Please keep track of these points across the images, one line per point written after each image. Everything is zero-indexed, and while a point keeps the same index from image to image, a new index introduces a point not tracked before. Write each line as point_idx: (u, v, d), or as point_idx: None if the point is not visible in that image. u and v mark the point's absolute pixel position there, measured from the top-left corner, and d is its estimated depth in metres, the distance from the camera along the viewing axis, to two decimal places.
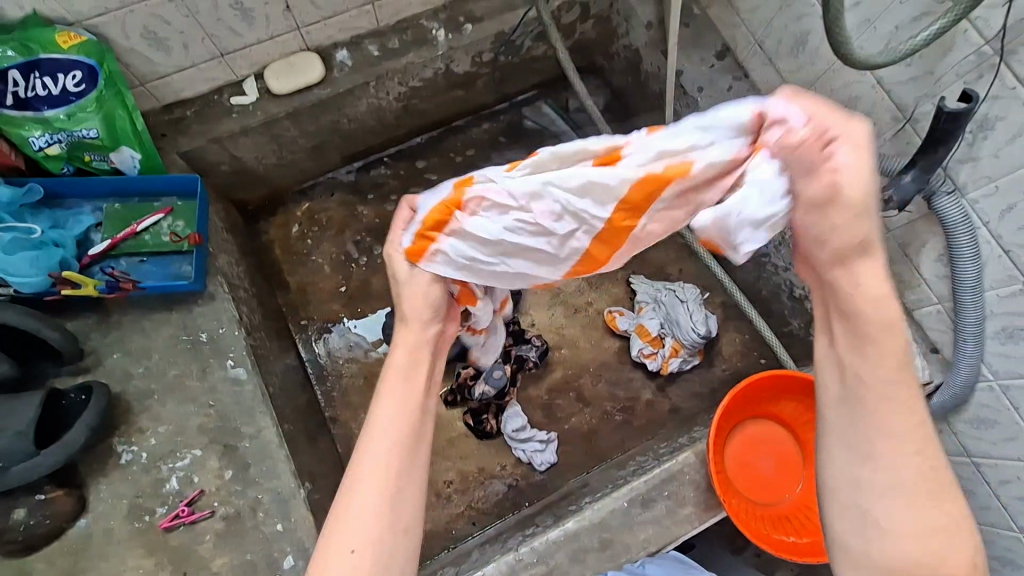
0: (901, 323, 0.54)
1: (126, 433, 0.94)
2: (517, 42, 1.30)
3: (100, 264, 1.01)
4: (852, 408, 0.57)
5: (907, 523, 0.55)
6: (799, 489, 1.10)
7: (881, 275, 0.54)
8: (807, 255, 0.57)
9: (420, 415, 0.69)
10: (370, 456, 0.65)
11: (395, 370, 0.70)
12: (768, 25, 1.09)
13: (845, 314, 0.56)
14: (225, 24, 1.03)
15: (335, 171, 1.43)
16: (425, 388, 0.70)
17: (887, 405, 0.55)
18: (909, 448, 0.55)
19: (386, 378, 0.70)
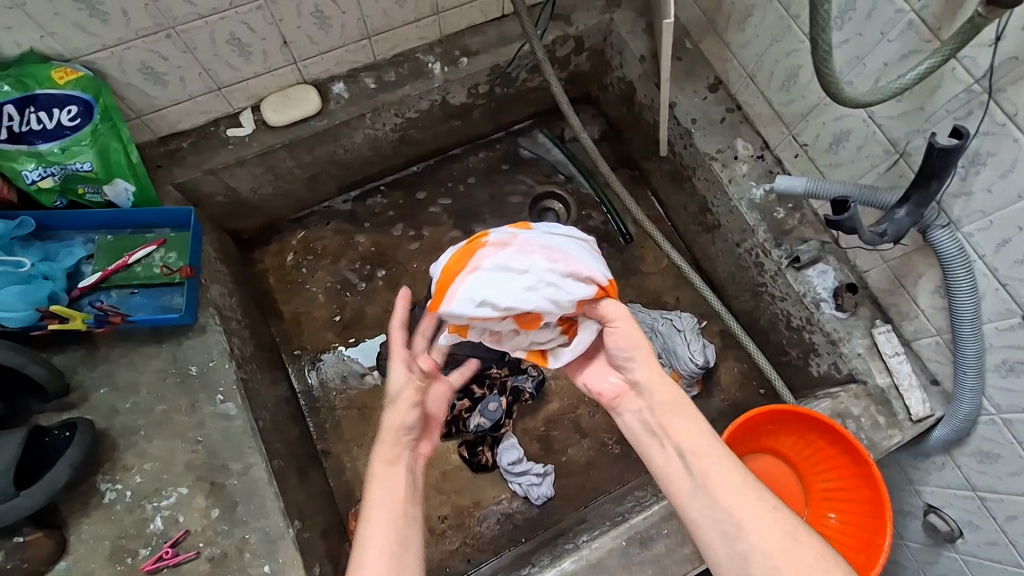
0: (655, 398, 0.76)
1: (110, 471, 0.91)
2: (513, 74, 1.32)
3: (90, 297, 1.01)
4: (700, 493, 0.69)
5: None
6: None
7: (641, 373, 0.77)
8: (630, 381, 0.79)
9: (402, 514, 0.72)
10: (364, 573, 0.66)
11: (375, 484, 0.74)
12: (759, 59, 1.11)
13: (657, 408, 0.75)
14: (222, 58, 1.04)
15: (330, 200, 1.44)
16: (408, 494, 0.74)
17: (762, 531, 0.65)
18: (743, 503, 0.67)
19: (368, 491, 0.74)
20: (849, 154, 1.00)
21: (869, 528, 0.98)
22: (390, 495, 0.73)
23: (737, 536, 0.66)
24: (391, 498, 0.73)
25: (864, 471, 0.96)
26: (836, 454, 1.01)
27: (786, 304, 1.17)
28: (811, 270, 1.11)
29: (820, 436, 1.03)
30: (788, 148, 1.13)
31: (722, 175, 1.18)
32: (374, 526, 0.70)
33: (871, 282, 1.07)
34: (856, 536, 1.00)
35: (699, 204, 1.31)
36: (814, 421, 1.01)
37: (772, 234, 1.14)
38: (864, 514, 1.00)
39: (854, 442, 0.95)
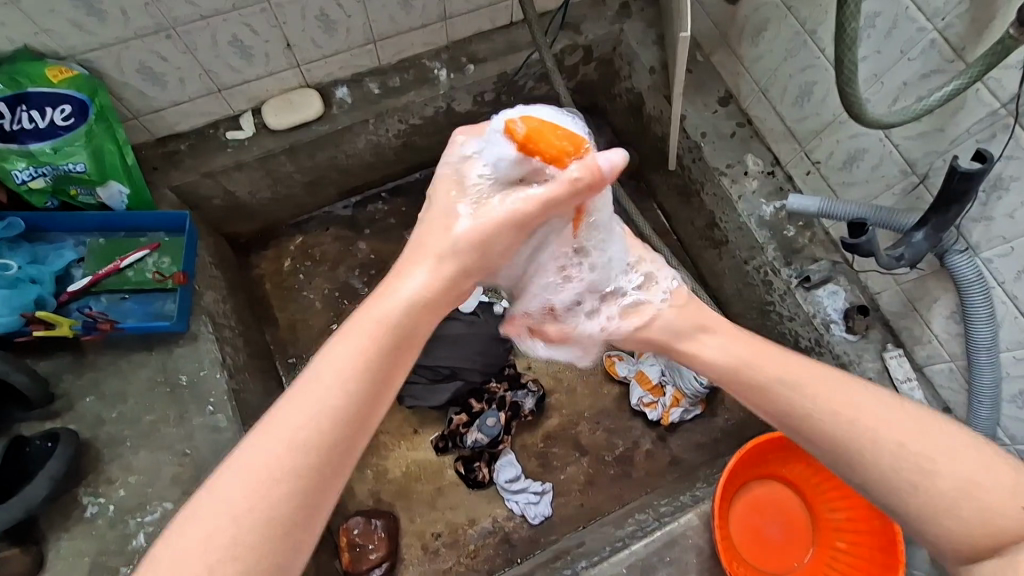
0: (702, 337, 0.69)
1: (93, 484, 0.88)
2: (520, 82, 1.29)
3: (79, 302, 0.97)
4: (797, 431, 0.60)
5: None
6: (807, 559, 1.04)
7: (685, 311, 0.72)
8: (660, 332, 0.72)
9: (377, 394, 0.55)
10: (276, 432, 0.50)
11: (354, 327, 0.56)
12: (772, 74, 1.08)
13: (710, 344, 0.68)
14: (224, 60, 1.02)
15: (330, 206, 1.41)
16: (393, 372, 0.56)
17: (883, 448, 0.55)
18: (848, 424, 0.56)
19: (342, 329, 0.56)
20: (863, 173, 0.98)
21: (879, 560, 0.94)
22: (376, 365, 0.55)
23: (897, 456, 0.54)
24: (368, 361, 0.54)
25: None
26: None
27: (793, 324, 1.13)
28: (822, 290, 1.08)
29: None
30: (800, 164, 1.11)
31: (732, 191, 1.16)
32: (330, 377, 0.52)
33: (882, 304, 1.05)
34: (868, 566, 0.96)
35: (706, 219, 1.28)
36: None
37: (782, 252, 1.11)
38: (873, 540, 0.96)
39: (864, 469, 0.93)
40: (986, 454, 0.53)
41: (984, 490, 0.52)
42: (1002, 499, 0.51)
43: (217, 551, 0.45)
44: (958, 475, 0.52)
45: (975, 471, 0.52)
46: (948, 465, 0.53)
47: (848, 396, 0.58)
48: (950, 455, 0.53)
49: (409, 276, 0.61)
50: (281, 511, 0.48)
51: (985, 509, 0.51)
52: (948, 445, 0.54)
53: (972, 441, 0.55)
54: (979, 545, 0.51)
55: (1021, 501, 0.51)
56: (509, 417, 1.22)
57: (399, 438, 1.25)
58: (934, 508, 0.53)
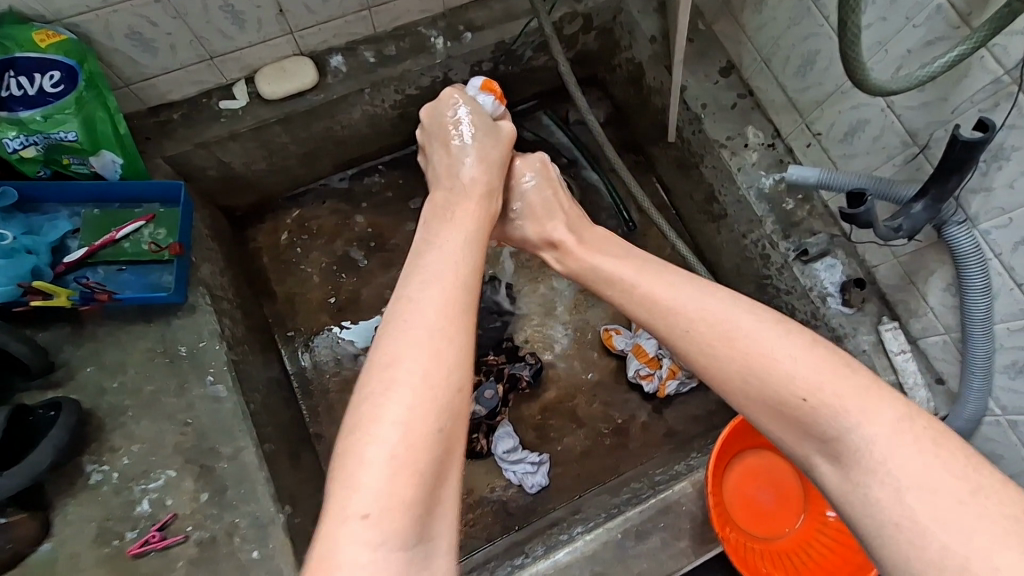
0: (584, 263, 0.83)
1: (96, 453, 0.89)
2: (518, 52, 1.27)
3: (76, 273, 0.97)
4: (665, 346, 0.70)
5: (874, 422, 0.54)
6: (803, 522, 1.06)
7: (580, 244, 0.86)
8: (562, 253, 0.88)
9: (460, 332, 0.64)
10: (390, 381, 0.58)
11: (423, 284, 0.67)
12: (775, 42, 1.06)
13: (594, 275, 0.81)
14: (215, 26, 0.99)
15: (327, 178, 1.40)
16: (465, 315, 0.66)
17: (716, 350, 0.64)
18: (687, 337, 0.67)
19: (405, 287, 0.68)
20: (864, 144, 0.97)
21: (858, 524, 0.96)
22: (453, 315, 0.65)
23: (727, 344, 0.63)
24: (451, 301, 0.66)
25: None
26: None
27: (791, 298, 1.14)
28: (819, 263, 1.08)
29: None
30: (800, 136, 1.10)
31: (731, 163, 1.15)
32: (424, 297, 0.65)
33: (879, 278, 1.05)
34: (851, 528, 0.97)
35: (706, 192, 1.27)
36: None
37: (781, 225, 1.11)
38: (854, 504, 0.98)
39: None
40: (790, 343, 0.61)
41: (778, 367, 0.59)
42: (786, 375, 0.59)
43: (397, 428, 0.55)
44: (765, 359, 0.60)
45: (777, 355, 0.60)
46: (752, 349, 0.61)
47: (688, 296, 0.69)
48: (761, 341, 0.61)
49: (452, 230, 0.77)
50: (435, 388, 0.58)
51: (775, 380, 0.59)
52: (762, 334, 0.62)
53: (792, 335, 0.61)
54: (775, 417, 0.60)
55: (813, 378, 0.57)
56: (506, 389, 1.24)
57: None
58: (736, 380, 0.62)
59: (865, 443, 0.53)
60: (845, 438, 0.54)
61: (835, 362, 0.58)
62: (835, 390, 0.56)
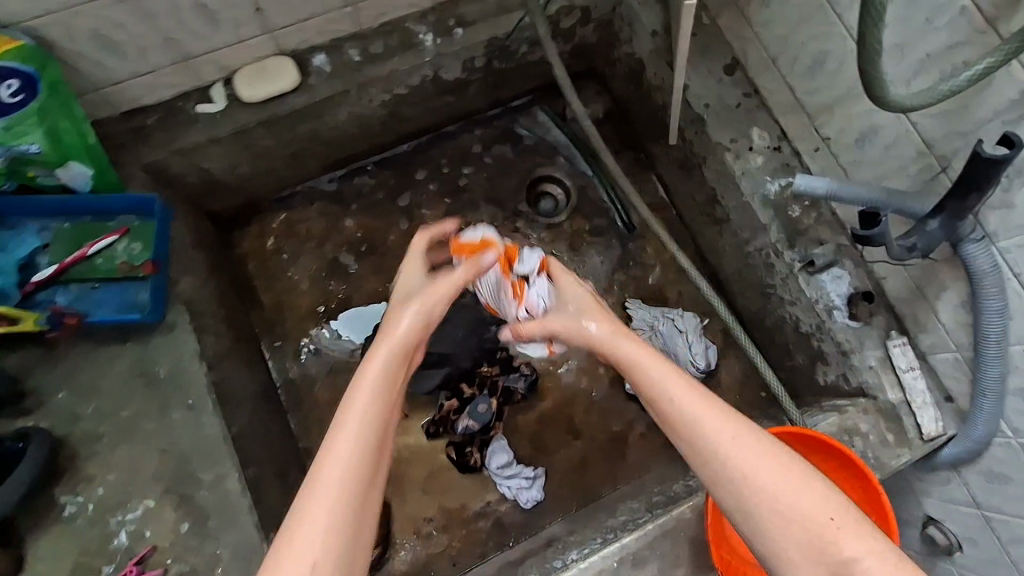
0: (587, 315, 0.74)
1: (72, 482, 0.86)
2: (512, 48, 1.21)
3: (46, 292, 0.92)
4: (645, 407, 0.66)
5: (886, 561, 0.53)
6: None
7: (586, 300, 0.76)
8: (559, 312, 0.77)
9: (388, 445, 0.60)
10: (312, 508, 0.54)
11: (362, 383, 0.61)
12: (784, 40, 1.00)
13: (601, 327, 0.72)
14: (187, 26, 0.93)
15: (314, 179, 1.35)
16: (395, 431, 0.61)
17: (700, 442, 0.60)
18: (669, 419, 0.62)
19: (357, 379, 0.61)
20: (876, 152, 0.92)
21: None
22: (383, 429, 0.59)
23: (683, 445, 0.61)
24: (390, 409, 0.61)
25: (869, 496, 0.87)
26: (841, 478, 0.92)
27: (795, 308, 1.10)
28: (825, 275, 1.04)
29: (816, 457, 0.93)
30: (808, 140, 1.04)
31: (734, 168, 1.10)
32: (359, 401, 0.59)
33: (888, 290, 1.01)
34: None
35: (708, 195, 1.22)
36: (809, 440, 0.92)
37: (786, 234, 1.06)
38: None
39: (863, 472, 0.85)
40: (791, 468, 0.57)
41: (779, 498, 0.56)
42: (768, 494, 0.56)
43: (318, 553, 0.52)
44: (753, 485, 0.57)
45: (774, 483, 0.56)
46: (747, 470, 0.57)
47: (676, 377, 0.63)
48: (742, 462, 0.57)
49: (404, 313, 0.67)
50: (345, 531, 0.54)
51: (776, 511, 0.56)
52: (749, 452, 0.58)
53: (782, 454, 0.58)
54: (781, 546, 0.55)
55: (823, 509, 0.55)
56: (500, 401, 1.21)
57: None
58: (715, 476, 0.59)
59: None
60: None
61: (827, 490, 0.56)
62: (845, 529, 0.54)
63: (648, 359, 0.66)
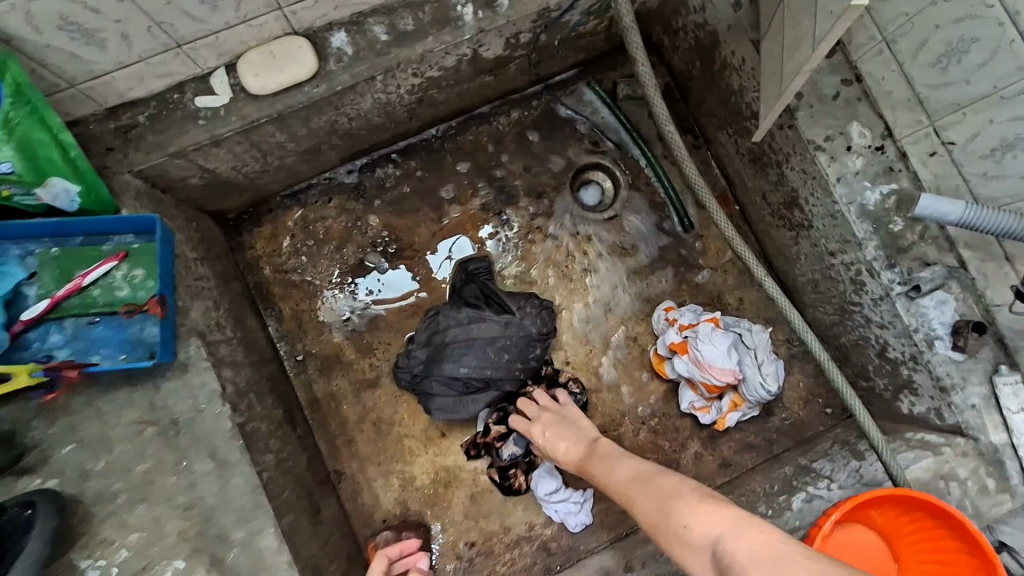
0: (602, 454, 0.94)
1: (88, 546, 0.76)
2: (564, 19, 1.02)
3: (37, 331, 0.79)
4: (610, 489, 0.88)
5: (737, 534, 0.63)
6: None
7: (603, 454, 0.94)
8: (591, 454, 0.96)
9: None
10: None
11: None
12: (910, 21, 0.82)
13: (601, 459, 0.93)
14: (178, 6, 0.74)
15: (333, 171, 1.19)
16: None
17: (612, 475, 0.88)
18: (599, 455, 0.95)
19: None
20: (1018, 166, 0.78)
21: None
22: None
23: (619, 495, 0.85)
24: None
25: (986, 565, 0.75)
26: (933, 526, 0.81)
27: (883, 333, 0.99)
28: (928, 299, 0.91)
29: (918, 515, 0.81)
30: (922, 142, 0.88)
31: (829, 172, 0.95)
32: None
33: (1001, 321, 0.88)
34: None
35: (785, 197, 1.08)
36: (917, 502, 0.81)
37: (885, 250, 0.93)
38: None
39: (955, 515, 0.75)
40: (670, 492, 0.75)
41: (669, 521, 0.71)
42: (677, 512, 0.71)
43: None
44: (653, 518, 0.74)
45: (659, 508, 0.74)
46: (635, 493, 0.80)
47: (614, 455, 0.92)
48: (647, 505, 0.77)
49: None
50: None
51: (669, 528, 0.71)
52: (637, 481, 0.82)
53: (673, 486, 0.76)
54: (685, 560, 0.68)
55: (687, 507, 0.70)
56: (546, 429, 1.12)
57: (425, 442, 1.15)
58: (640, 510, 0.78)
59: (733, 551, 0.61)
60: (718, 553, 0.63)
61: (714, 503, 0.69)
62: (700, 523, 0.67)
63: (593, 449, 0.97)
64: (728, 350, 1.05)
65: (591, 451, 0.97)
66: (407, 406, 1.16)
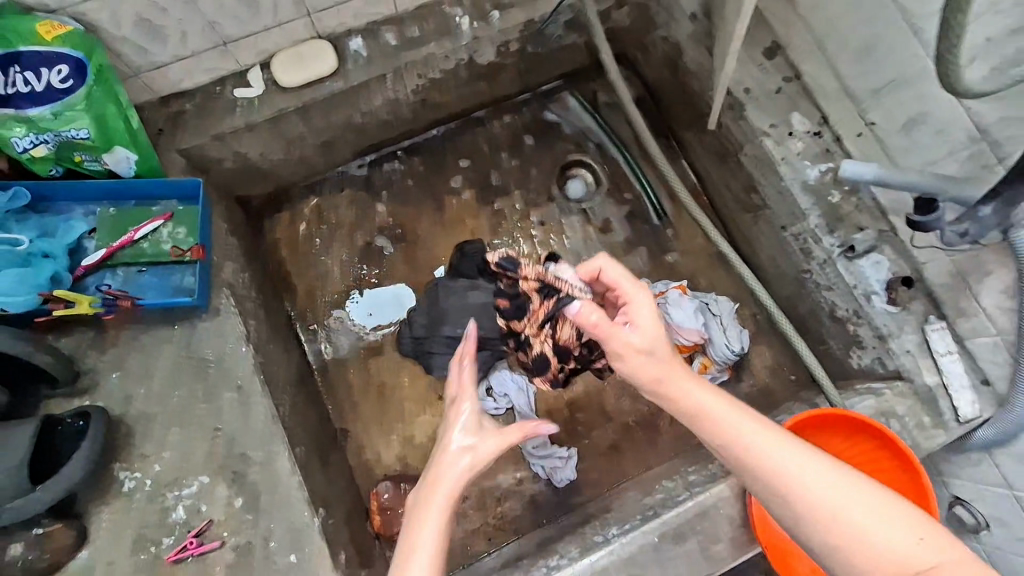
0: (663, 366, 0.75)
1: (128, 460, 0.89)
2: (547, 31, 1.20)
3: (95, 276, 0.94)
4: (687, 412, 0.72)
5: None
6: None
7: (664, 364, 0.75)
8: (650, 355, 0.76)
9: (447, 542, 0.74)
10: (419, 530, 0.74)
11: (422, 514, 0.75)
12: (830, 24, 0.97)
13: (669, 375, 0.74)
14: (228, 11, 0.92)
15: (345, 165, 1.33)
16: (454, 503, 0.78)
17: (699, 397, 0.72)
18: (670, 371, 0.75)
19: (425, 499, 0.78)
20: (925, 137, 0.90)
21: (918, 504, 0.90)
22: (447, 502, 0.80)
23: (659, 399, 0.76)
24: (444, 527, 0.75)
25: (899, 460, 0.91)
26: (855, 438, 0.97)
27: (832, 294, 1.10)
28: (865, 259, 1.04)
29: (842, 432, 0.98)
30: (850, 125, 1.02)
31: (775, 153, 1.08)
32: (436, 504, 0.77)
33: (928, 276, 1.01)
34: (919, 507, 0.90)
35: (744, 182, 1.19)
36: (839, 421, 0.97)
37: (825, 220, 1.06)
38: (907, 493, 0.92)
39: (861, 418, 0.92)
40: (772, 435, 0.66)
41: (807, 487, 0.62)
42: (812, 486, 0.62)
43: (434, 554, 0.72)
44: (765, 458, 0.64)
45: (772, 445, 0.65)
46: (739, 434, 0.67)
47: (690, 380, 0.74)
48: (769, 458, 0.64)
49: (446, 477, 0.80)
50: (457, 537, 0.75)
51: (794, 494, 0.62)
52: (742, 424, 0.68)
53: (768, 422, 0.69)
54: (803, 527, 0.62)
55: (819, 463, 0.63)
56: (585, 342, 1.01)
57: (424, 405, 1.26)
58: (748, 457, 0.66)
59: None
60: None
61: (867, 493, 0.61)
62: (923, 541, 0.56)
63: (657, 361, 0.75)
64: (694, 312, 1.19)
65: (657, 360, 0.76)
66: (408, 373, 1.27)
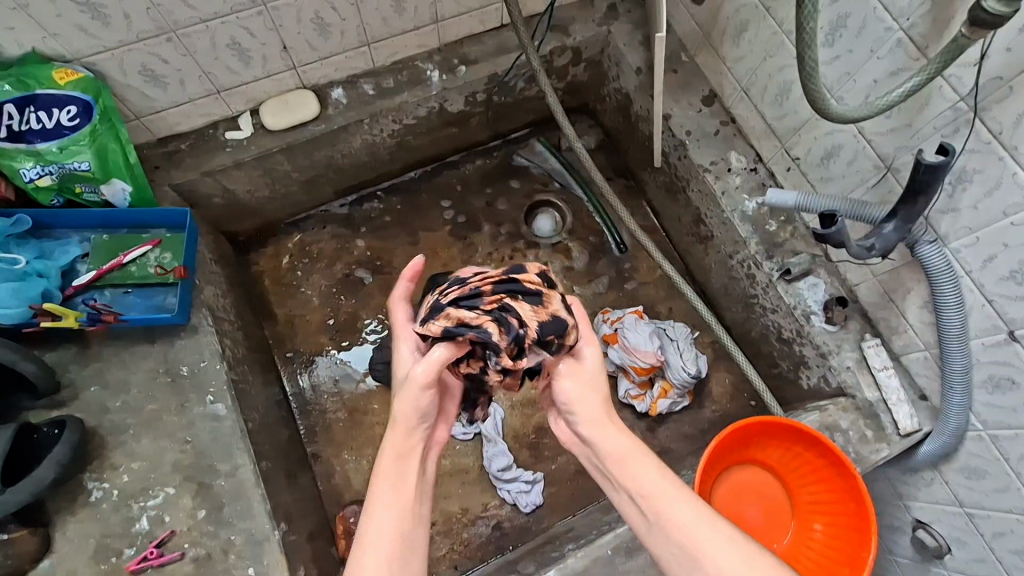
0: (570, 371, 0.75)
1: (98, 470, 0.93)
2: (510, 83, 1.33)
3: (84, 295, 1.02)
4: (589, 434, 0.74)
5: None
6: (818, 532, 1.05)
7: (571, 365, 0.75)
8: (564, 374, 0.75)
9: (405, 540, 0.68)
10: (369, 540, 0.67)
11: (371, 519, 0.68)
12: (753, 73, 1.11)
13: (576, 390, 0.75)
14: (223, 62, 1.05)
15: (327, 204, 1.44)
16: (417, 493, 0.71)
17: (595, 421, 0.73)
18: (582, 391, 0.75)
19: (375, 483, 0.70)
20: (840, 168, 1.01)
21: (856, 512, 0.97)
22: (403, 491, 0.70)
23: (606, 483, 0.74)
24: (396, 537, 0.67)
25: (818, 451, 1.00)
26: (784, 438, 1.05)
27: (776, 316, 1.17)
28: (802, 283, 1.12)
29: (766, 434, 1.06)
30: (780, 161, 1.14)
31: (715, 187, 1.18)
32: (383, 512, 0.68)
33: (861, 296, 1.08)
34: (842, 490, 0.99)
35: (693, 216, 1.30)
36: (760, 427, 1.05)
37: (764, 246, 1.15)
38: (846, 501, 0.99)
39: (811, 431, 0.97)
40: (715, 527, 0.66)
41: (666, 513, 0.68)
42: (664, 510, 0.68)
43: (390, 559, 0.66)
44: (708, 559, 0.65)
45: (680, 511, 0.67)
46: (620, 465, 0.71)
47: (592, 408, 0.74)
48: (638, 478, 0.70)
49: (383, 492, 0.69)
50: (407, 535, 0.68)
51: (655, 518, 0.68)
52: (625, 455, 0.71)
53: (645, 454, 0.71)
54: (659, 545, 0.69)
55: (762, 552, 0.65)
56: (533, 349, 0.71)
57: None
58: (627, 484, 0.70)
59: None
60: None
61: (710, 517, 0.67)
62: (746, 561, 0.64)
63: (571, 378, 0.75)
64: (649, 336, 1.26)
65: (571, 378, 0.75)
66: (379, 399, 1.32)
